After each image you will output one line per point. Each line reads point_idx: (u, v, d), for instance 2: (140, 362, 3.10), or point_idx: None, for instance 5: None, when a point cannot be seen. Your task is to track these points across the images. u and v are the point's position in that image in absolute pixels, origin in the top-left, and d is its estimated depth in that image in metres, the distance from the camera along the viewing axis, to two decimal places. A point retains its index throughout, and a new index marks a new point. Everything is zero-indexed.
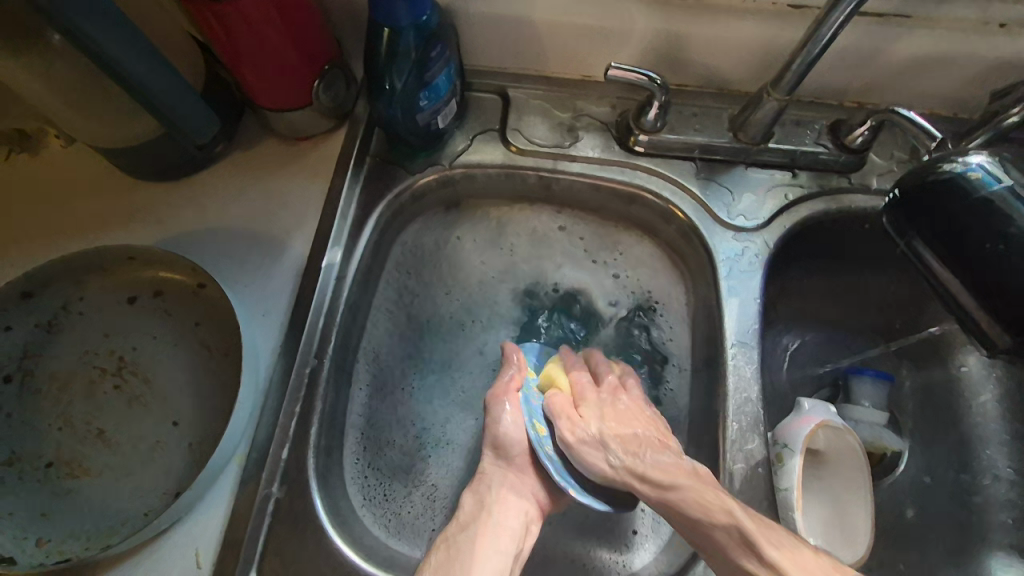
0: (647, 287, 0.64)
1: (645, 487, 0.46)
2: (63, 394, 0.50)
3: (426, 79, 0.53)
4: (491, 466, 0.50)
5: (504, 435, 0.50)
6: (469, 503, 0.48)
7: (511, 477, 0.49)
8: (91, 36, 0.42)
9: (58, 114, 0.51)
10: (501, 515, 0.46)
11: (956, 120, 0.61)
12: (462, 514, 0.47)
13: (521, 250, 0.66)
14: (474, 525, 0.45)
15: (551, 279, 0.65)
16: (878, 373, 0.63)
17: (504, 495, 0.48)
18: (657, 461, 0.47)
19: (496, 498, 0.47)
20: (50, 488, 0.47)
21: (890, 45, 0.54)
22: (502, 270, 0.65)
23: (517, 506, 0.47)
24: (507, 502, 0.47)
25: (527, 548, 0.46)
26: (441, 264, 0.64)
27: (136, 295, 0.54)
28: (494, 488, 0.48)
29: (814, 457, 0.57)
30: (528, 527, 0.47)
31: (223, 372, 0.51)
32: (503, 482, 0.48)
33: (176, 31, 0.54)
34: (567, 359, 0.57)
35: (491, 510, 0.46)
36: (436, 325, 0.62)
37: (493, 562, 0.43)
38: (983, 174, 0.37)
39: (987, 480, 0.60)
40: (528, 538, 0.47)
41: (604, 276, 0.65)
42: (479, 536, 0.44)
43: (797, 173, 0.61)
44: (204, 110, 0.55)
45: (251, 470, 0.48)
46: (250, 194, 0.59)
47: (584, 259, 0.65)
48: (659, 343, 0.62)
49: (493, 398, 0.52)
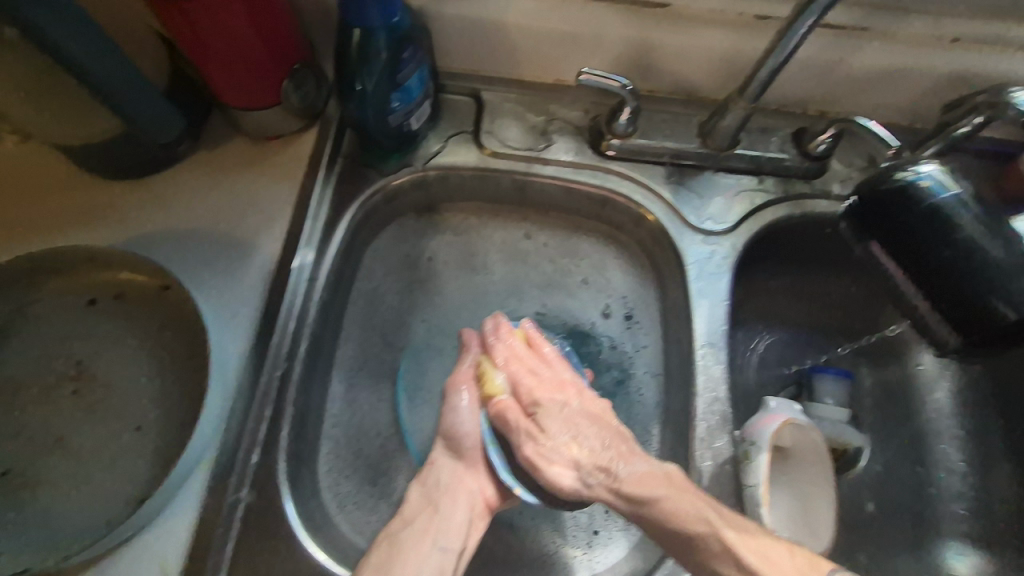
0: (620, 291, 0.65)
1: (622, 503, 0.46)
2: (19, 400, 0.48)
3: (398, 81, 0.53)
4: (441, 458, 0.51)
5: (457, 427, 0.51)
6: (417, 497, 0.49)
7: (459, 470, 0.50)
8: (49, 30, 0.41)
9: (11, 109, 0.49)
10: (446, 510, 0.48)
11: (911, 129, 0.64)
12: (408, 509, 0.48)
13: (496, 262, 0.65)
14: (419, 523, 0.47)
15: (528, 294, 0.64)
16: (840, 372, 0.65)
17: (452, 489, 0.49)
18: (633, 474, 0.47)
19: (444, 493, 0.49)
20: (3, 498, 0.45)
21: (849, 56, 0.56)
22: (476, 282, 0.64)
23: (463, 500, 0.49)
24: (454, 495, 0.49)
25: (473, 540, 0.48)
26: (417, 277, 0.64)
27: (97, 297, 0.52)
28: (442, 484, 0.49)
29: (780, 453, 0.58)
30: (473, 519, 0.48)
31: (189, 376, 0.50)
32: (451, 475, 0.50)
33: (138, 25, 0.53)
34: (500, 358, 0.54)
35: (438, 506, 0.48)
36: (413, 337, 0.61)
37: (433, 560, 0.45)
38: (933, 183, 0.39)
39: (942, 473, 0.63)
40: (474, 529, 0.48)
41: (574, 283, 0.65)
42: (422, 534, 0.46)
43: (762, 178, 0.63)
44: (169, 107, 0.53)
45: (218, 476, 0.47)
46: (217, 194, 0.58)
47: (559, 270, 0.66)
48: (633, 348, 0.63)
49: (450, 386, 0.53)
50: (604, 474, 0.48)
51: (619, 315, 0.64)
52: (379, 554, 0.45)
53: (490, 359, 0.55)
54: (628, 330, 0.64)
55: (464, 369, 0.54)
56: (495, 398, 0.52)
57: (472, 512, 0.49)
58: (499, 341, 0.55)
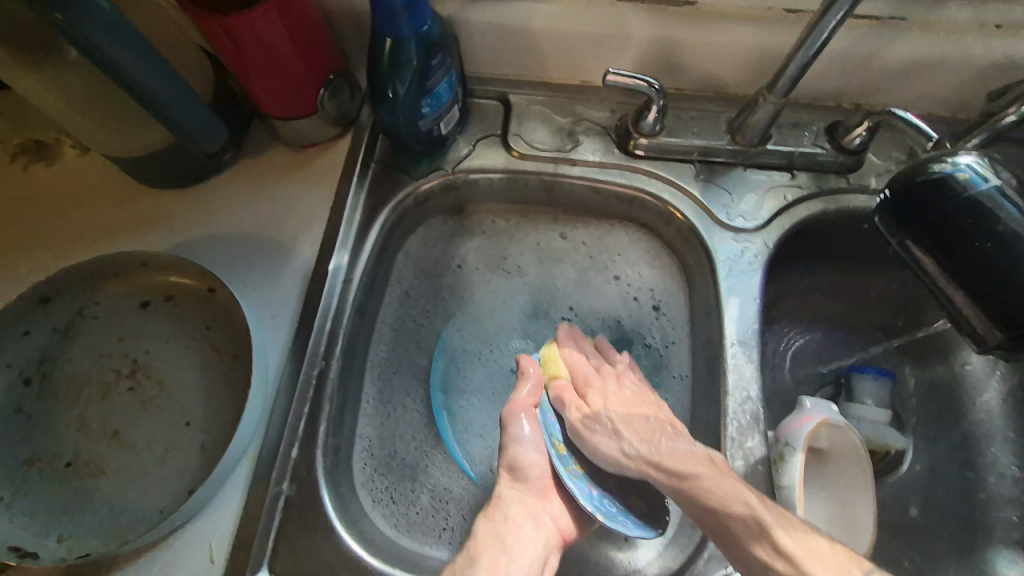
0: (647, 283, 0.65)
1: (661, 477, 0.47)
2: (80, 396, 0.52)
3: (428, 87, 0.54)
4: (507, 491, 0.50)
5: (522, 458, 0.51)
6: (484, 534, 0.47)
7: (527, 502, 0.49)
8: (105, 50, 0.44)
9: (73, 125, 0.52)
10: (516, 547, 0.46)
11: (954, 119, 0.62)
12: (473, 545, 0.46)
13: (531, 261, 0.66)
14: (488, 562, 0.44)
15: (559, 294, 0.65)
16: (880, 370, 0.63)
17: (519, 525, 0.47)
18: (676, 452, 0.48)
19: (513, 529, 0.47)
20: (68, 487, 0.48)
21: (885, 47, 0.55)
22: (515, 282, 0.65)
23: (534, 533, 0.47)
24: (521, 530, 0.47)
25: (547, 575, 0.46)
26: (450, 279, 0.65)
27: (150, 300, 0.55)
28: (509, 516, 0.47)
29: (817, 454, 0.57)
30: (546, 559, 0.46)
31: (233, 374, 0.53)
32: (519, 508, 0.48)
33: (185, 43, 0.56)
34: (567, 350, 0.58)
35: (508, 539, 0.46)
36: (435, 337, 0.63)
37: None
38: (972, 175, 0.38)
39: (992, 477, 0.60)
40: (548, 564, 0.47)
41: (604, 282, 0.65)
42: (491, 573, 0.43)
43: (795, 174, 0.62)
44: (214, 119, 0.56)
45: (261, 469, 0.50)
46: (258, 201, 0.60)
47: (592, 266, 0.66)
48: (664, 341, 0.63)
49: (511, 417, 0.52)
50: (653, 450, 0.49)
51: (647, 306, 0.64)
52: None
53: (558, 351, 0.58)
54: (656, 323, 0.64)
55: (525, 395, 0.53)
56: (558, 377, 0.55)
57: (543, 551, 0.46)
58: (569, 338, 0.59)
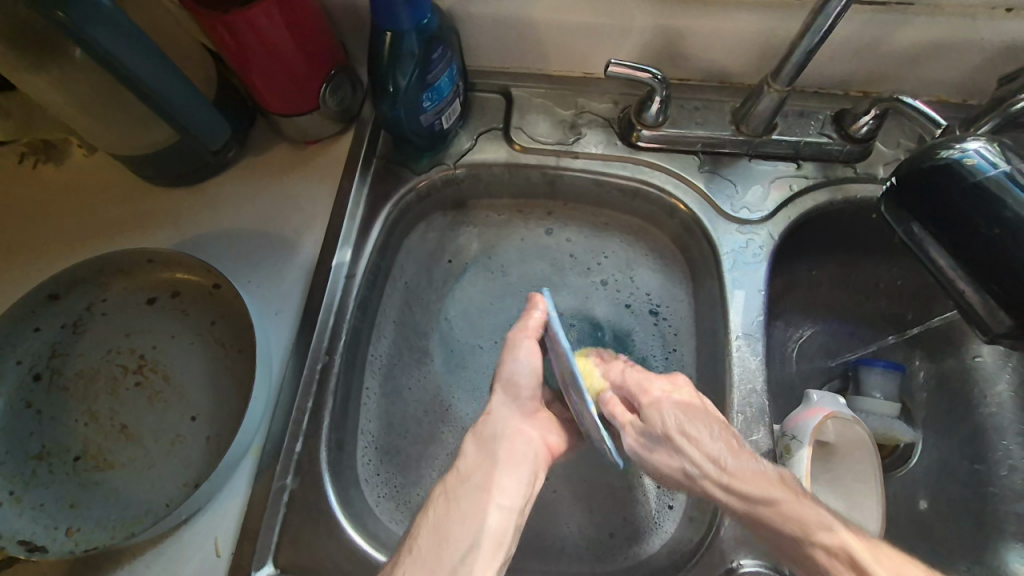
0: (642, 289, 0.65)
1: (734, 500, 0.43)
2: (88, 391, 0.52)
3: (429, 80, 0.54)
4: (498, 409, 0.50)
5: (516, 376, 0.50)
6: (472, 450, 0.47)
7: (515, 421, 0.49)
8: (107, 48, 0.44)
9: (77, 122, 0.53)
10: (505, 463, 0.46)
11: (963, 106, 0.60)
12: (464, 463, 0.46)
13: (518, 258, 0.67)
14: (477, 478, 0.45)
15: (550, 301, 0.65)
16: (889, 363, 0.62)
17: (510, 439, 0.47)
18: (749, 471, 0.43)
19: (501, 443, 0.47)
20: (77, 480, 0.49)
21: (893, 33, 0.54)
22: (500, 281, 0.66)
23: (521, 454, 0.47)
24: (513, 448, 0.47)
25: (531, 494, 0.46)
26: (439, 276, 0.66)
27: (156, 296, 0.56)
28: (499, 437, 0.47)
29: (824, 448, 0.56)
30: (531, 472, 0.47)
31: (239, 369, 0.53)
32: (508, 426, 0.48)
33: (187, 40, 0.56)
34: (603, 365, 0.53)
35: (495, 460, 0.46)
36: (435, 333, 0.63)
37: (493, 515, 0.43)
38: (980, 160, 0.37)
39: (1003, 471, 0.58)
40: (532, 485, 0.46)
41: (591, 288, 0.65)
42: (481, 488, 0.44)
43: (801, 164, 0.61)
44: (216, 116, 0.57)
45: (266, 462, 0.50)
46: (262, 197, 0.61)
47: (578, 267, 0.66)
48: (664, 343, 0.63)
49: (512, 342, 0.50)
50: (722, 470, 0.44)
51: (643, 312, 0.64)
52: (439, 510, 0.43)
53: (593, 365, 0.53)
54: (655, 328, 0.63)
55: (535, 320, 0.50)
56: (603, 392, 0.50)
57: (530, 468, 0.47)
58: (597, 360, 0.55)
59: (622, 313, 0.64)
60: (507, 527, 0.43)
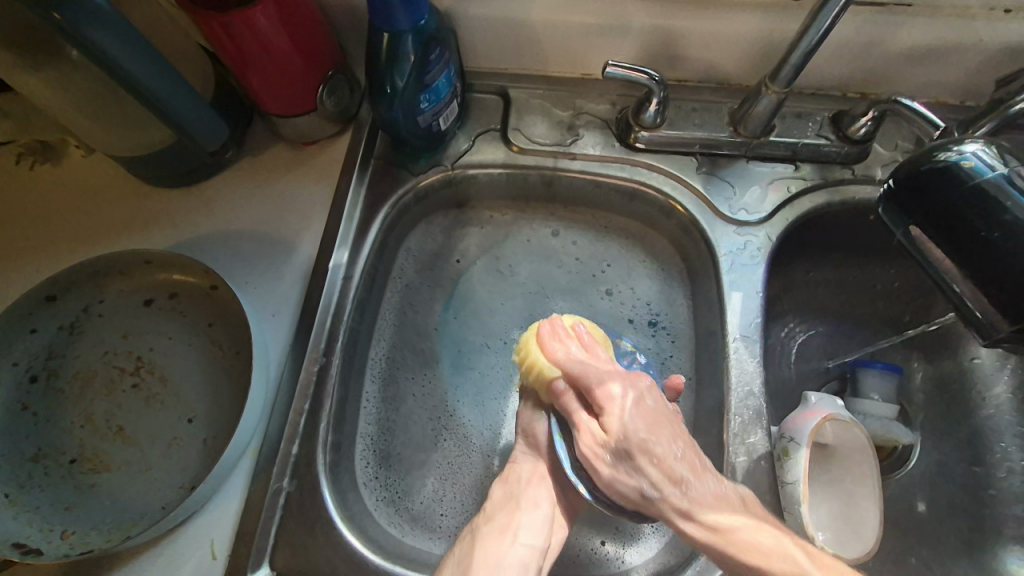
0: (642, 299, 0.64)
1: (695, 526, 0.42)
2: (85, 394, 0.52)
3: (427, 82, 0.54)
4: (520, 455, 0.52)
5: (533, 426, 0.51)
6: (498, 494, 0.50)
7: (539, 466, 0.51)
8: (104, 49, 0.44)
9: (76, 123, 0.53)
10: (528, 504, 0.48)
11: (962, 107, 0.60)
12: (489, 505, 0.49)
13: (524, 262, 0.66)
14: (501, 518, 0.48)
15: (547, 304, 0.64)
16: (887, 365, 0.62)
17: (532, 485, 0.50)
18: (706, 495, 0.43)
19: (525, 488, 0.49)
20: (73, 482, 0.49)
21: (891, 34, 0.54)
22: (506, 285, 0.65)
23: (545, 499, 0.49)
24: (535, 491, 0.49)
25: (555, 543, 0.48)
26: (443, 278, 0.66)
27: (153, 298, 0.56)
28: (522, 479, 0.50)
29: (823, 451, 0.56)
30: (555, 516, 0.49)
31: (236, 372, 0.53)
32: (535, 468, 0.51)
33: (184, 41, 0.56)
34: (551, 345, 0.50)
35: (519, 502, 0.49)
36: (432, 336, 0.63)
37: (515, 552, 0.46)
38: (978, 163, 0.37)
39: (1002, 473, 0.58)
40: (560, 528, 0.49)
41: (596, 296, 0.65)
42: (503, 528, 0.47)
43: (799, 165, 0.61)
44: (214, 117, 0.57)
45: (263, 464, 0.50)
46: (259, 199, 0.61)
47: (584, 273, 0.66)
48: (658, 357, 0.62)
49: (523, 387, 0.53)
50: (677, 490, 0.43)
51: (642, 325, 0.63)
52: (466, 549, 0.46)
53: (541, 343, 0.51)
54: (653, 341, 0.63)
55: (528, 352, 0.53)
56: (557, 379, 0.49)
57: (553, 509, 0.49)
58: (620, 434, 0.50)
59: (622, 325, 0.63)
60: (531, 564, 0.45)
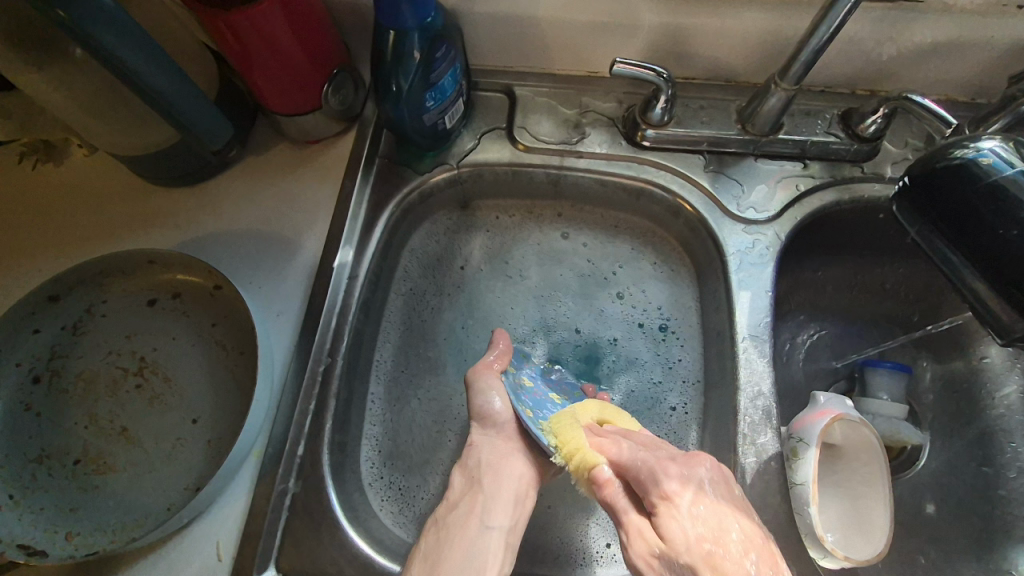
0: (647, 300, 0.64)
1: None
2: (88, 394, 0.52)
3: (432, 80, 0.53)
4: (478, 437, 0.51)
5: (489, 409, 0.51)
6: (460, 480, 0.49)
7: (498, 447, 0.50)
8: (107, 47, 0.43)
9: (78, 123, 0.52)
10: (492, 488, 0.48)
11: (971, 105, 0.60)
12: (453, 493, 0.48)
13: (533, 264, 0.66)
14: (463, 504, 0.47)
15: (551, 303, 0.64)
16: (896, 365, 0.61)
17: (495, 467, 0.49)
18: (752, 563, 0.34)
19: (487, 472, 0.49)
20: (77, 483, 0.48)
21: (902, 31, 0.53)
22: (516, 286, 0.65)
23: (509, 480, 0.48)
24: (497, 473, 0.49)
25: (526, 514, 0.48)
26: (452, 280, 0.65)
27: (156, 297, 0.56)
28: (484, 462, 0.49)
29: (830, 451, 0.55)
30: (521, 495, 0.48)
31: (240, 372, 0.53)
32: (493, 450, 0.50)
33: (187, 38, 0.55)
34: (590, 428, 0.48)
35: (482, 487, 0.48)
36: (435, 336, 0.63)
37: (484, 539, 0.45)
38: (995, 159, 0.36)
39: (1012, 474, 0.57)
40: (523, 506, 0.48)
41: (603, 297, 0.64)
42: (469, 515, 0.46)
43: (808, 163, 0.60)
44: (217, 116, 0.56)
45: (267, 465, 0.50)
46: (264, 198, 0.60)
47: (595, 275, 0.65)
48: (665, 361, 0.61)
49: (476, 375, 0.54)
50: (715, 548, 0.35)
51: (652, 329, 0.63)
52: (434, 536, 0.45)
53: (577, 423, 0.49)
54: (655, 333, 0.62)
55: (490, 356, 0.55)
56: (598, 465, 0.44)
57: (520, 480, 0.49)
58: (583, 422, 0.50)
59: (630, 329, 0.63)
60: (499, 549, 0.45)
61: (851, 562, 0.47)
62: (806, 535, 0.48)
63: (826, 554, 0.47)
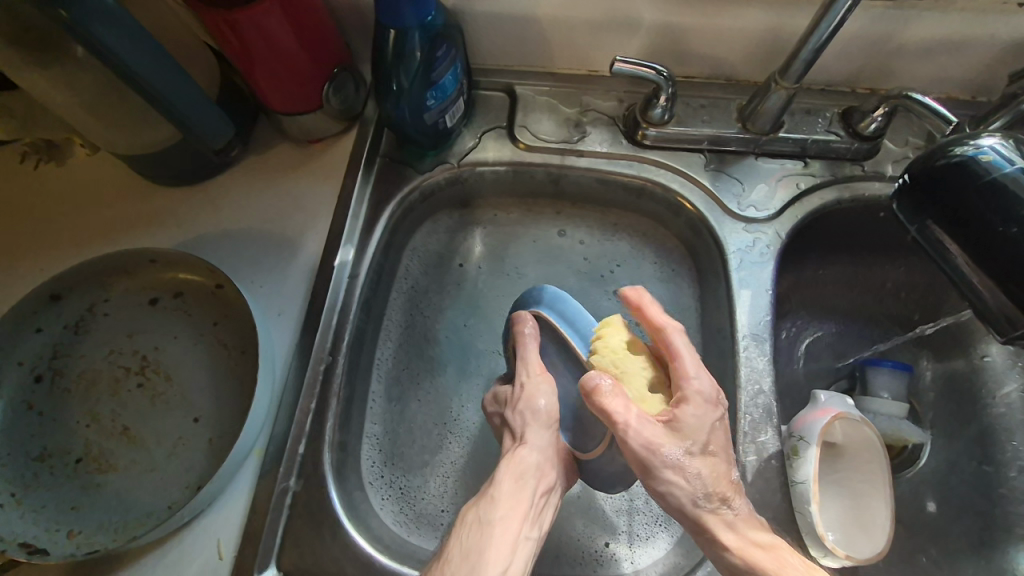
0: None
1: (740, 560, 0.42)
2: (90, 392, 0.52)
3: (432, 78, 0.53)
4: (533, 437, 0.51)
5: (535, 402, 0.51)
6: (507, 477, 0.48)
7: (545, 447, 0.51)
8: (109, 47, 0.44)
9: (80, 124, 0.53)
10: (537, 493, 0.48)
11: (972, 103, 0.60)
12: (497, 489, 0.47)
13: (531, 262, 0.66)
14: (506, 503, 0.46)
15: None
16: (897, 364, 0.61)
17: (541, 472, 0.49)
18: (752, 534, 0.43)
19: (537, 478, 0.49)
20: (79, 482, 0.49)
21: (902, 29, 0.53)
22: (512, 284, 0.65)
23: (546, 491, 0.49)
24: (542, 479, 0.49)
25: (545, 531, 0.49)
26: (450, 279, 0.65)
27: (158, 297, 0.56)
28: (534, 468, 0.49)
29: (831, 450, 0.55)
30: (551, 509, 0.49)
31: (242, 371, 0.53)
32: (543, 457, 0.50)
33: (188, 37, 0.56)
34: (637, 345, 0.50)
35: (528, 493, 0.47)
36: (435, 336, 0.63)
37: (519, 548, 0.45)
38: (996, 157, 0.37)
39: (1013, 472, 0.57)
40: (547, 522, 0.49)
41: (604, 296, 0.64)
42: (512, 522, 0.45)
43: (808, 162, 0.60)
44: (219, 115, 0.56)
45: (269, 463, 0.50)
46: (265, 197, 0.60)
47: (590, 272, 0.65)
48: None
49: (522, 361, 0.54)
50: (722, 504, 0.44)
51: None
52: (475, 532, 0.45)
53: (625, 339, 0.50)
54: None
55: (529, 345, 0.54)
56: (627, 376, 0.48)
57: (554, 489, 0.50)
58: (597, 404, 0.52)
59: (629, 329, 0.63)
60: (526, 558, 0.45)
61: (853, 561, 0.47)
62: (807, 533, 0.48)
63: (827, 552, 0.47)
